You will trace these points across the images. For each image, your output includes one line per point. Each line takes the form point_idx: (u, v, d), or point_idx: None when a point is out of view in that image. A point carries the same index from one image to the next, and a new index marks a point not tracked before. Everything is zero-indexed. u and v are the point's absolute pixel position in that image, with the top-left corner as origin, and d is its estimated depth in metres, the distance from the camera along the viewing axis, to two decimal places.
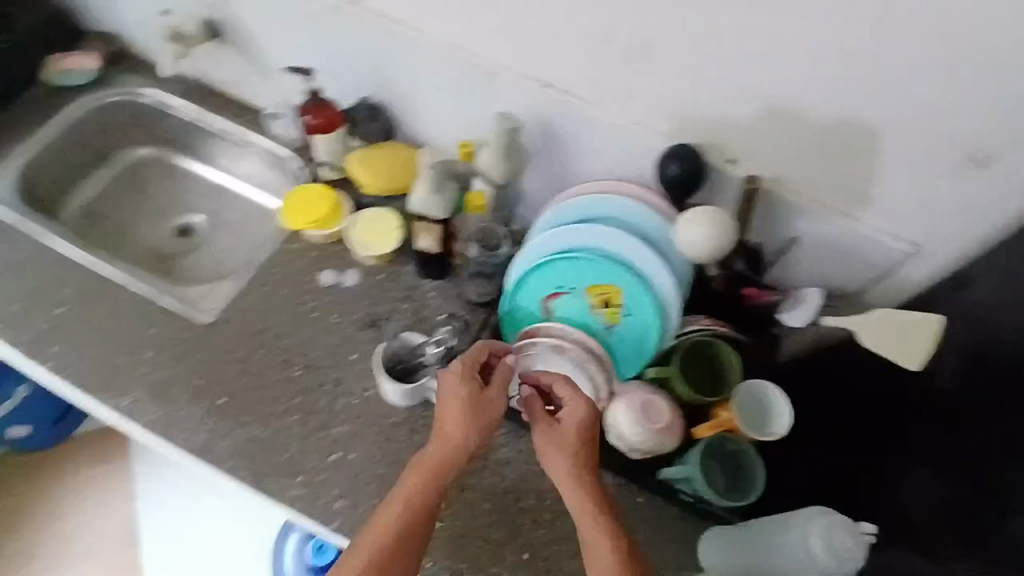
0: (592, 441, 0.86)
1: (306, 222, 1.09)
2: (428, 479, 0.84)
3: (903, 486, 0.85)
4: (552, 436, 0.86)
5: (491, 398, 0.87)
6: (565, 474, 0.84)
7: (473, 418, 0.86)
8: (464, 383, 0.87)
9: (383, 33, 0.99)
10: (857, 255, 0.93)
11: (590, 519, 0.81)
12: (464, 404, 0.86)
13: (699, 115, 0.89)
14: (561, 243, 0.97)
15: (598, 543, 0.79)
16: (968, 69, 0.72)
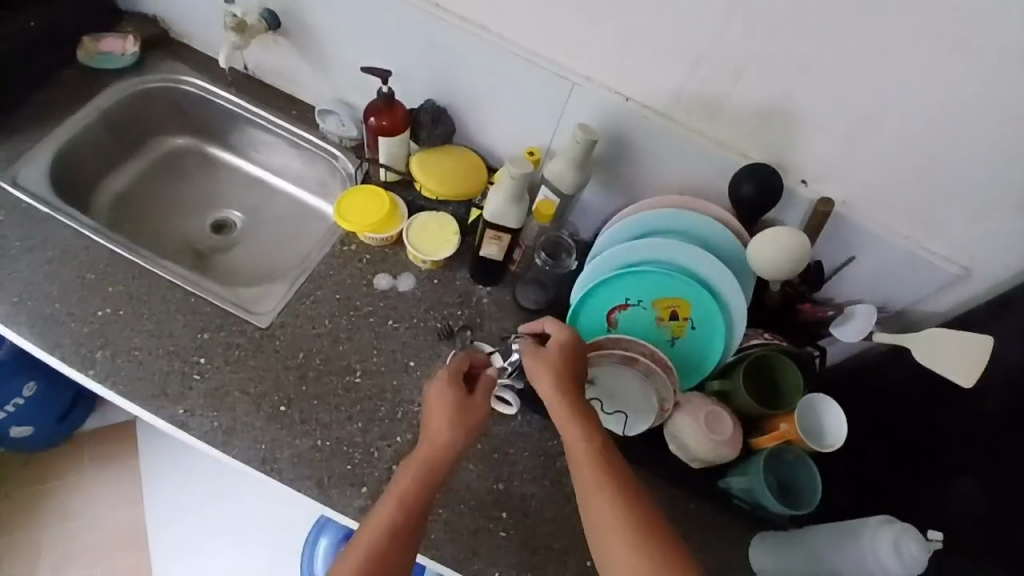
0: (576, 367, 0.89)
1: (365, 225, 1.08)
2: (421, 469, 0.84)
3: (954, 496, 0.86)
4: (543, 361, 0.89)
5: (478, 402, 0.89)
6: (559, 410, 0.86)
7: (458, 413, 0.87)
8: (447, 383, 0.89)
9: (455, 36, 1.00)
10: (912, 275, 0.99)
11: (586, 453, 0.82)
12: (449, 401, 0.88)
13: (772, 135, 0.93)
14: (628, 257, 0.98)
15: (597, 484, 0.79)
16: None
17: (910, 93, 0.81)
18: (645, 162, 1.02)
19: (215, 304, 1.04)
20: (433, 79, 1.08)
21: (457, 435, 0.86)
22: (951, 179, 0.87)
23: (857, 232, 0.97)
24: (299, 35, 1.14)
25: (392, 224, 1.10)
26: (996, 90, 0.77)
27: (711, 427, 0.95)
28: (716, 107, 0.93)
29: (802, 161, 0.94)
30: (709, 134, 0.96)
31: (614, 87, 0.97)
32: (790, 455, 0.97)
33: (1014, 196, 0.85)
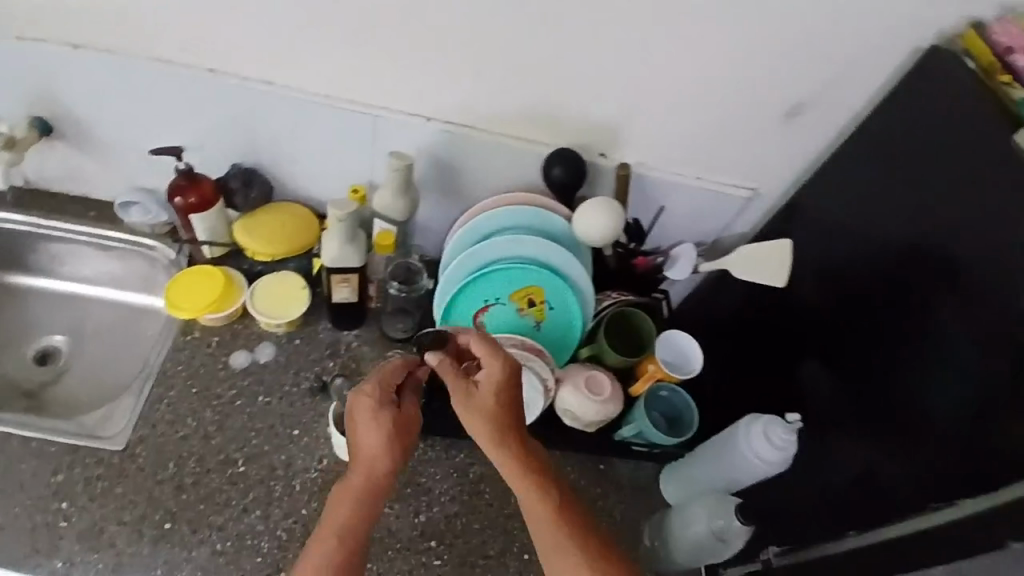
0: (508, 395, 0.86)
1: (202, 307, 1.03)
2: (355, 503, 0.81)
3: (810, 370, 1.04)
4: (475, 400, 0.85)
5: (410, 416, 0.86)
6: (494, 450, 0.84)
7: (390, 436, 0.84)
8: (377, 406, 0.85)
9: (246, 98, 0.99)
10: (715, 208, 1.14)
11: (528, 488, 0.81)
12: (380, 428, 0.84)
13: (566, 121, 1.03)
14: (477, 260, 1.04)
15: (540, 512, 0.80)
16: (764, 42, 0.91)
17: (657, 59, 0.94)
18: (465, 170, 1.07)
19: (62, 441, 0.95)
20: (236, 145, 1.05)
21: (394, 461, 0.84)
22: (714, 120, 1.02)
23: (658, 184, 1.10)
24: (76, 133, 1.07)
25: (231, 299, 1.05)
26: (718, 43, 0.92)
27: (594, 391, 1.04)
28: (512, 107, 1.00)
29: (597, 136, 1.05)
30: (513, 132, 1.04)
31: (411, 110, 1.01)
32: (664, 391, 1.07)
33: (764, 123, 1.01)
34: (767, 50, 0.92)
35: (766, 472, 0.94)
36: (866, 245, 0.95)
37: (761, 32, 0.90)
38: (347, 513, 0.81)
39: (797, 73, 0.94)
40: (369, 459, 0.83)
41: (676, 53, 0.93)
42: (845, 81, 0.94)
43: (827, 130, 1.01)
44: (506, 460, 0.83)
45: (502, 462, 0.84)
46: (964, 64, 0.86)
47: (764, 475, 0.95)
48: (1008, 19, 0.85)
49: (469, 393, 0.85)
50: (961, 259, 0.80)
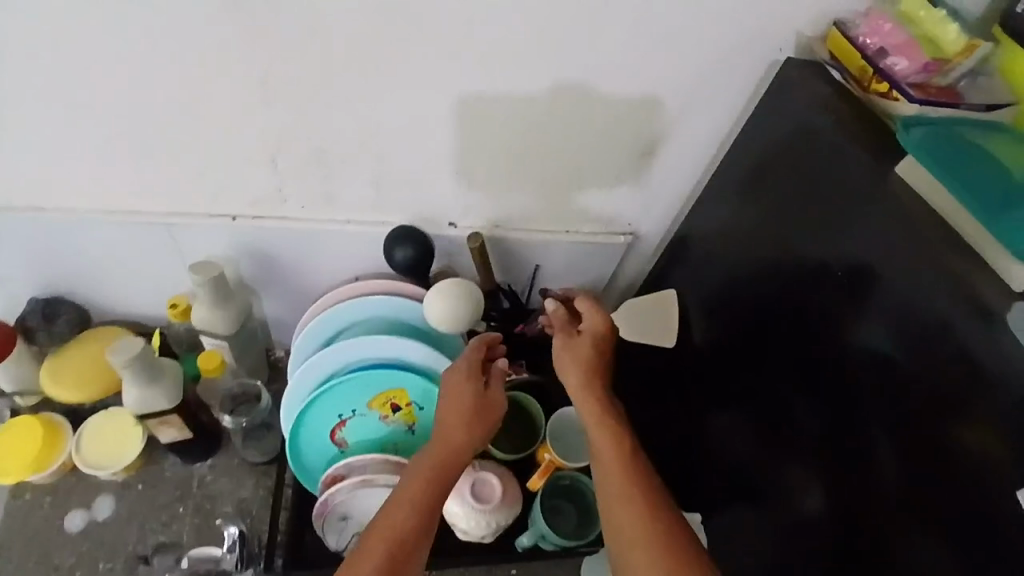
0: (604, 348, 0.87)
1: (20, 468, 0.91)
2: (435, 472, 0.80)
3: (719, 434, 0.89)
4: (574, 346, 0.86)
5: (495, 396, 0.86)
6: (583, 396, 0.83)
7: (478, 409, 0.84)
8: (469, 379, 0.85)
9: (21, 229, 0.86)
10: (596, 258, 1.01)
11: (609, 435, 0.80)
12: (469, 400, 0.84)
13: (398, 198, 0.90)
14: (320, 373, 0.88)
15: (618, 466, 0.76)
16: (596, 81, 0.77)
17: (481, 120, 0.81)
18: (302, 262, 0.96)
19: None
20: (34, 278, 0.93)
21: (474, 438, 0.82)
22: (566, 172, 0.88)
23: (524, 245, 0.97)
24: None
25: (55, 450, 0.93)
26: (542, 94, 0.78)
27: (479, 498, 0.90)
28: (332, 192, 0.88)
29: (439, 206, 0.91)
30: (342, 216, 0.91)
31: (215, 212, 0.88)
32: (567, 479, 0.94)
33: (622, 167, 0.88)
34: (602, 90, 0.78)
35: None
36: (749, 298, 0.81)
37: (587, 71, 0.76)
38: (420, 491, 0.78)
39: (642, 109, 0.80)
40: (449, 433, 0.82)
41: (498, 110, 0.79)
42: (697, 111, 0.81)
43: (695, 164, 0.88)
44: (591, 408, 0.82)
45: (586, 408, 0.82)
46: (834, 76, 0.72)
47: None
48: (878, 13, 0.70)
49: (573, 338, 0.87)
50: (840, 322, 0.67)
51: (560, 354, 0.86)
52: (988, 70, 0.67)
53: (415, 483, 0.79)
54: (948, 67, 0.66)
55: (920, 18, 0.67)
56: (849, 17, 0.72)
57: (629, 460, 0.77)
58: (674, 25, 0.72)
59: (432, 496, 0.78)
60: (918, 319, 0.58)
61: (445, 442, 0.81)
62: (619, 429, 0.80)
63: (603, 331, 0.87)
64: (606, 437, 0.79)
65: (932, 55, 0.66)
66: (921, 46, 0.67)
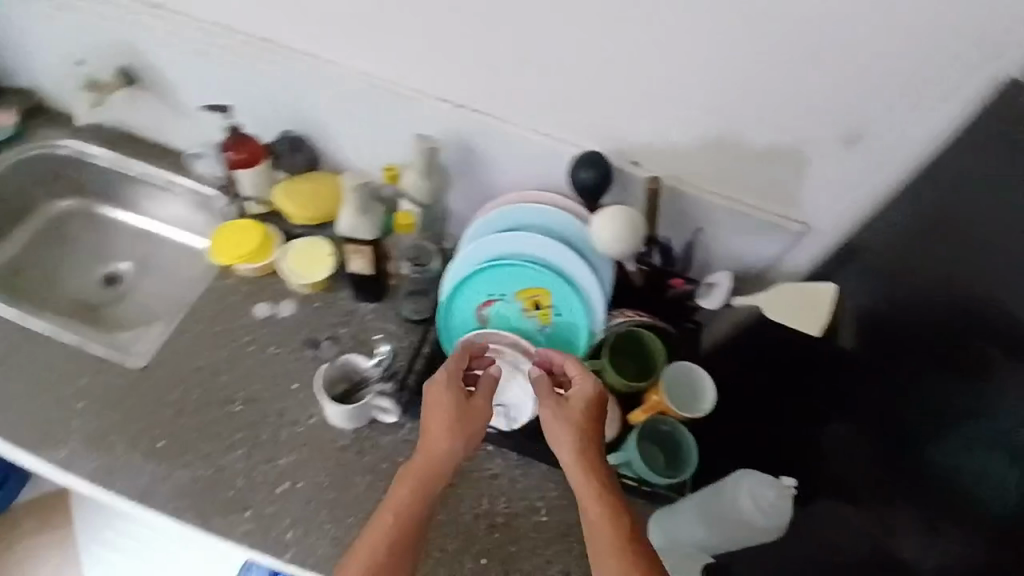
0: (598, 417, 0.87)
1: (237, 257, 1.09)
2: (416, 488, 0.83)
3: (832, 436, 0.94)
4: (563, 412, 0.87)
5: (478, 406, 0.88)
6: (574, 468, 0.84)
7: (461, 420, 0.87)
8: (449, 388, 0.89)
9: (299, 64, 1.02)
10: (760, 240, 1.03)
11: (597, 508, 0.80)
12: (446, 410, 0.87)
13: (602, 125, 0.97)
14: (488, 254, 1.02)
15: (598, 515, 0.80)
16: (838, 53, 0.81)
17: (702, 69, 0.87)
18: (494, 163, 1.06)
19: (95, 352, 1.04)
20: (283, 112, 1.09)
21: (457, 444, 0.86)
22: (765, 140, 0.92)
23: (696, 205, 1.02)
24: (152, 83, 1.13)
25: (267, 253, 1.12)
26: (765, 56, 0.84)
27: None
28: (542, 105, 0.98)
29: (630, 144, 0.98)
30: (541, 128, 1.00)
31: (447, 96, 1.00)
32: (666, 425, 0.99)
33: (818, 149, 0.90)
34: (837, 63, 0.82)
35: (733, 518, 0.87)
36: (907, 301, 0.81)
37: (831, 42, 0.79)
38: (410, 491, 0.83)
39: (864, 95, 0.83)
40: (433, 440, 0.86)
41: (726, 59, 0.86)
42: (914, 108, 0.82)
43: (896, 166, 0.88)
44: (581, 479, 0.83)
45: (579, 479, 0.83)
46: None
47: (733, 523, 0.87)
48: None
49: (561, 404, 0.87)
50: (1001, 375, 0.68)
51: (546, 419, 0.88)
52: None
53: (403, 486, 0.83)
54: None
55: None
56: None
57: (614, 530, 0.78)
58: (925, 15, 0.74)
59: (416, 504, 0.83)
60: None
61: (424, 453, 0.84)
62: (605, 493, 0.81)
63: (592, 398, 0.87)
64: (595, 509, 0.80)
65: None
66: None
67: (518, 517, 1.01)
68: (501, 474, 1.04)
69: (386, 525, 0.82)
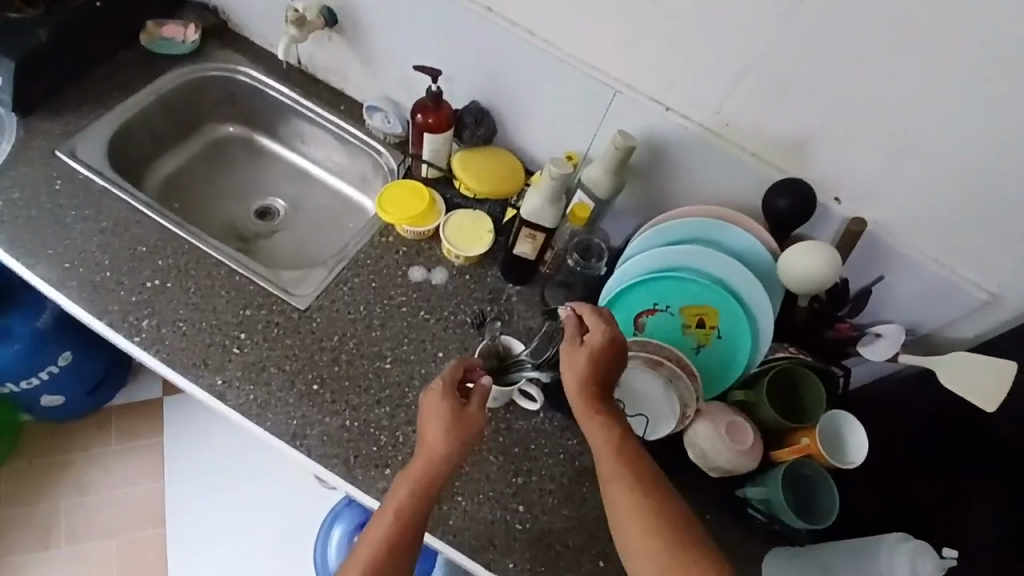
0: (610, 365, 0.89)
1: (404, 219, 1.11)
2: (417, 489, 0.83)
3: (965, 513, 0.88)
4: (576, 358, 0.89)
5: (474, 413, 0.87)
6: (585, 415, 0.87)
7: (453, 429, 0.85)
8: (444, 396, 0.87)
9: (512, 40, 1.03)
10: (940, 302, 1.00)
11: (612, 465, 0.82)
12: (445, 415, 0.86)
13: (809, 156, 0.95)
14: (669, 262, 1.00)
15: (626, 505, 0.79)
16: None
17: (945, 121, 0.83)
18: (682, 170, 1.05)
19: (258, 284, 1.08)
20: (481, 82, 1.12)
21: (453, 446, 0.85)
22: (985, 209, 0.88)
23: (889, 254, 0.98)
24: (354, 31, 1.18)
25: (432, 216, 1.14)
26: None
27: (732, 436, 0.96)
28: (759, 123, 0.95)
29: (837, 179, 0.95)
30: (745, 148, 0.98)
31: (656, 98, 1.00)
32: (810, 470, 0.96)
33: None
34: None
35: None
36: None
37: None
38: (408, 491, 0.82)
39: None
40: (430, 444, 0.85)
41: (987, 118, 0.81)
42: None
43: None
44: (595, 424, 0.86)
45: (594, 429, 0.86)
46: None
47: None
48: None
49: (573, 349, 0.89)
50: None
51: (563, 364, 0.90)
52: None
53: (402, 488, 0.83)
54: None
55: None
56: None
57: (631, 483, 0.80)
58: None
59: (417, 501, 0.82)
60: None
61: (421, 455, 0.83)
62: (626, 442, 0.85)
63: (603, 348, 0.88)
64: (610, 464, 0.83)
65: None
66: None
67: None
68: None
69: (384, 525, 0.80)
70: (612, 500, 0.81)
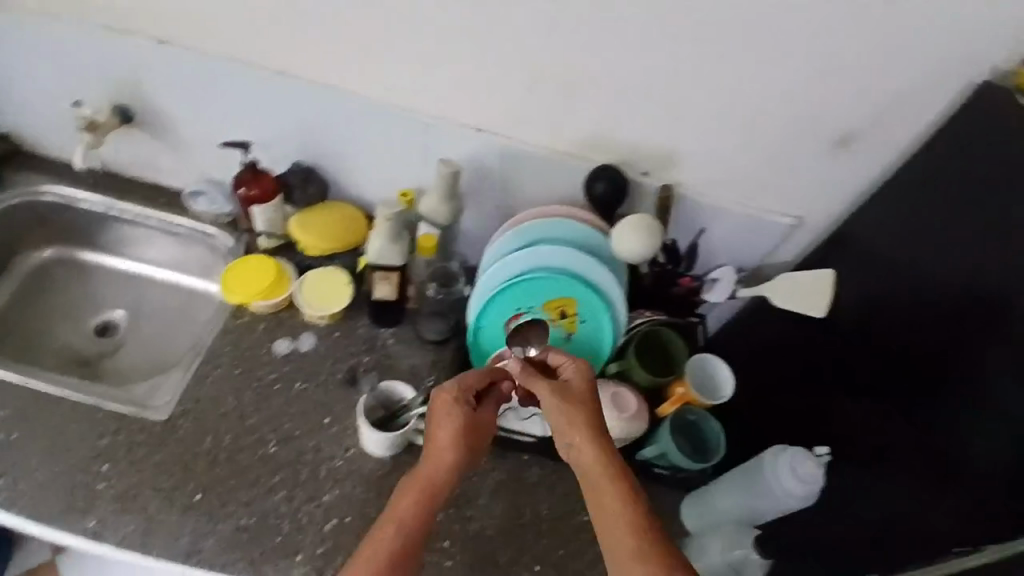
0: (592, 398, 0.91)
1: (253, 295, 1.09)
2: (421, 499, 0.85)
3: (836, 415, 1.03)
4: (569, 395, 0.90)
5: (485, 418, 0.93)
6: (580, 450, 0.86)
7: (464, 433, 0.90)
8: (457, 401, 0.91)
9: (316, 97, 1.05)
10: (756, 237, 1.14)
11: (604, 487, 0.83)
12: (456, 422, 0.90)
13: (611, 141, 1.05)
14: (518, 267, 1.06)
15: (618, 526, 0.80)
16: (824, 69, 0.91)
17: (703, 86, 0.96)
18: (510, 181, 1.11)
19: (108, 409, 1.00)
20: (298, 143, 1.12)
21: (460, 455, 0.89)
22: (761, 151, 1.02)
23: (703, 207, 1.10)
24: (155, 122, 1.14)
25: (281, 286, 1.12)
26: (775, 72, 0.92)
27: (617, 407, 1.04)
28: (560, 122, 1.03)
29: (640, 156, 1.06)
30: (557, 146, 1.06)
31: (464, 120, 1.06)
32: (691, 415, 1.06)
33: (811, 153, 1.01)
34: (825, 77, 0.91)
35: (763, 496, 0.97)
36: (928, 284, 0.91)
37: (818, 59, 0.90)
38: (414, 501, 0.85)
39: (850, 103, 0.93)
40: (439, 454, 0.89)
41: (738, 74, 0.94)
42: (897, 112, 0.93)
43: (878, 164, 0.99)
44: (593, 457, 0.85)
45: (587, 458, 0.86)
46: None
47: (761, 499, 0.97)
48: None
49: (561, 387, 0.91)
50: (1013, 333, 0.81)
51: (547, 401, 0.91)
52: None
53: (407, 497, 0.86)
54: None
55: None
56: None
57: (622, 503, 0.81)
58: (900, 34, 0.85)
59: (420, 510, 0.85)
60: None
61: (430, 465, 0.87)
62: (615, 475, 0.84)
63: (584, 377, 0.92)
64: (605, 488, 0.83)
65: None
66: None
67: (565, 521, 1.04)
68: (540, 482, 1.06)
69: (383, 538, 0.82)
70: (601, 521, 0.82)
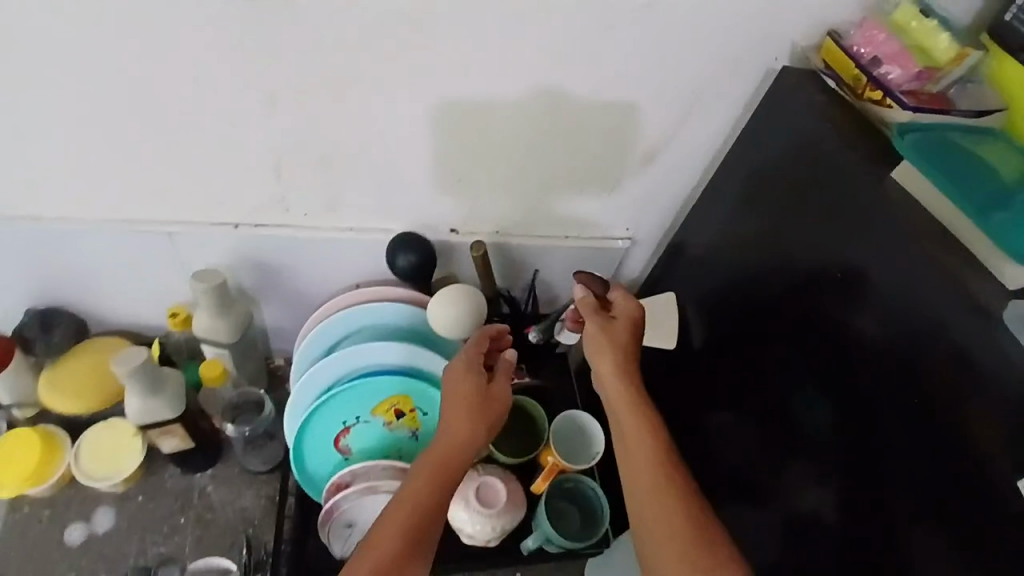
0: (634, 339, 0.85)
1: (17, 483, 0.90)
2: (442, 473, 0.77)
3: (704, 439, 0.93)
4: (609, 336, 0.84)
5: (499, 389, 0.84)
6: (618, 394, 0.81)
7: (483, 403, 0.82)
8: (472, 371, 0.84)
9: (25, 235, 0.85)
10: (593, 264, 1.02)
11: (643, 436, 0.77)
12: (473, 392, 0.82)
13: (397, 206, 0.90)
14: (324, 379, 0.88)
15: (656, 475, 0.74)
16: (597, 87, 0.78)
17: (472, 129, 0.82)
18: (300, 271, 0.95)
19: None
20: (31, 287, 0.92)
21: (479, 430, 0.80)
22: (565, 179, 0.90)
23: (526, 252, 0.99)
24: None
25: (54, 462, 0.93)
26: (547, 99, 0.79)
27: (484, 502, 0.90)
28: (332, 199, 0.88)
29: (437, 214, 0.92)
30: (339, 225, 0.91)
31: (218, 220, 0.88)
32: (571, 482, 0.94)
33: (617, 173, 0.90)
34: (601, 95, 0.79)
35: None
36: (761, 298, 0.80)
37: (586, 79, 0.77)
38: (433, 479, 0.77)
39: (639, 116, 0.82)
40: (458, 427, 0.80)
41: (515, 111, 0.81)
42: (693, 116, 0.83)
43: (692, 170, 0.90)
44: (625, 402, 0.80)
45: (626, 403, 0.80)
46: (828, 83, 0.75)
47: None
48: (871, 23, 0.73)
49: (607, 325, 0.84)
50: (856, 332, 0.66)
51: (591, 341, 0.84)
52: (977, 77, 0.71)
53: (428, 471, 0.77)
54: (938, 75, 0.71)
55: (913, 21, 0.71)
56: (842, 25, 0.75)
57: (664, 450, 0.75)
58: (662, 40, 0.74)
59: (441, 487, 0.76)
60: (937, 348, 0.59)
61: (447, 439, 0.78)
62: (655, 422, 0.78)
63: (634, 314, 0.86)
64: (648, 433, 0.77)
65: (923, 64, 0.71)
66: (915, 52, 0.71)
67: None
68: None
69: (405, 514, 0.74)
70: (631, 475, 0.76)
